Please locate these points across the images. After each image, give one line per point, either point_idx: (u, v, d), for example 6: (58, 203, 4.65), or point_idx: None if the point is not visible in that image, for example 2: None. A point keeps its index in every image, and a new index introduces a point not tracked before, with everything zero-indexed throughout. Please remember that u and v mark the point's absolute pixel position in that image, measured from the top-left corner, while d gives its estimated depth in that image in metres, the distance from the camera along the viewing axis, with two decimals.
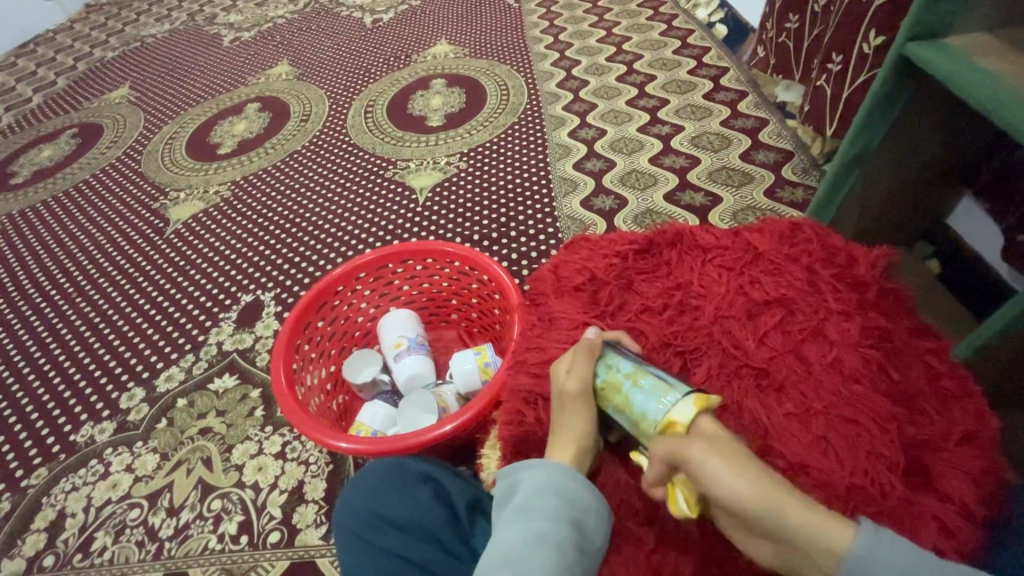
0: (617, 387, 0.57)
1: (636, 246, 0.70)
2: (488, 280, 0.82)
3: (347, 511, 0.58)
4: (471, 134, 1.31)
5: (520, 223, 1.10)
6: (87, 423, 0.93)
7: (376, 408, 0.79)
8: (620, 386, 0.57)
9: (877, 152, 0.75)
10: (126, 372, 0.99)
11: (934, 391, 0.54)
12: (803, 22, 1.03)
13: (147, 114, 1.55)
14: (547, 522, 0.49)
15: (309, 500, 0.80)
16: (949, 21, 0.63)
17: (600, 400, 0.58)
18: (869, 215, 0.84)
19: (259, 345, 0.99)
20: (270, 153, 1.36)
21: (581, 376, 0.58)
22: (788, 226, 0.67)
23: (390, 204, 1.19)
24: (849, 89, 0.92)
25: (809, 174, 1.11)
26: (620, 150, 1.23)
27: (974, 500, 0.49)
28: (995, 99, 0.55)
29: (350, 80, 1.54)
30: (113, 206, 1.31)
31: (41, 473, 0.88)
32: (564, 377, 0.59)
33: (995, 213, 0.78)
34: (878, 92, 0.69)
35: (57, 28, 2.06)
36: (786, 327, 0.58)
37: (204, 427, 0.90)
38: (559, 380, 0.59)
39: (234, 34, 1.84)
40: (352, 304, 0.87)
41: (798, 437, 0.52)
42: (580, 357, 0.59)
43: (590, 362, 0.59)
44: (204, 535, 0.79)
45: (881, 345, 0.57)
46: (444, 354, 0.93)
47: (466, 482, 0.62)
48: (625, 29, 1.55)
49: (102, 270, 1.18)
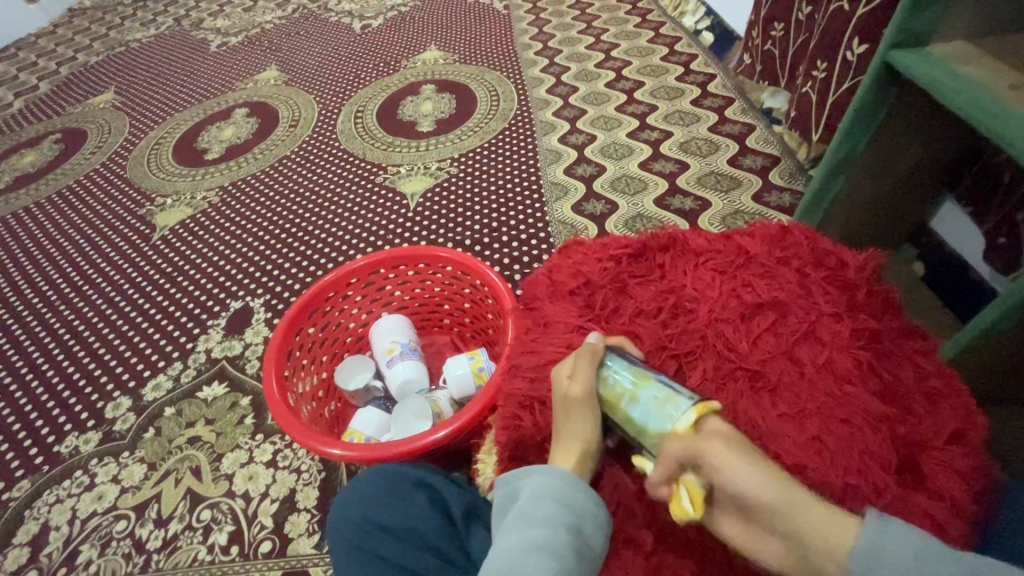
0: (619, 398, 0.56)
1: (629, 250, 0.70)
2: (481, 285, 0.82)
3: (342, 519, 0.57)
4: (461, 139, 1.31)
5: (511, 228, 1.10)
6: (72, 434, 0.91)
7: (369, 414, 0.78)
8: (623, 397, 0.56)
9: (863, 157, 0.76)
10: (112, 381, 0.97)
11: (923, 390, 0.55)
12: (789, 30, 1.05)
13: (133, 119, 1.54)
14: (546, 527, 0.49)
15: (301, 509, 0.79)
16: (931, 29, 0.64)
17: (606, 408, 0.57)
18: (856, 219, 0.85)
19: (249, 351, 0.98)
20: (258, 159, 1.35)
21: (583, 380, 0.57)
22: (779, 229, 0.68)
23: (381, 209, 1.18)
24: (834, 94, 0.93)
25: (796, 179, 1.13)
26: (610, 155, 1.23)
27: (964, 497, 0.49)
28: (977, 105, 0.56)
29: (339, 86, 1.53)
30: (97, 213, 1.29)
31: (24, 485, 0.86)
32: (567, 381, 0.58)
33: (976, 216, 0.79)
34: (863, 97, 0.70)
35: (40, 33, 2.03)
36: (779, 329, 0.59)
37: (192, 436, 0.89)
38: (561, 386, 0.59)
39: (221, 39, 1.83)
40: (343, 310, 0.87)
41: (793, 438, 0.52)
42: (582, 362, 0.58)
43: (594, 363, 0.58)
44: (193, 545, 0.78)
45: (870, 347, 0.57)
46: (437, 359, 0.93)
47: (463, 489, 0.61)
48: (613, 36, 1.57)
49: (87, 276, 1.16)
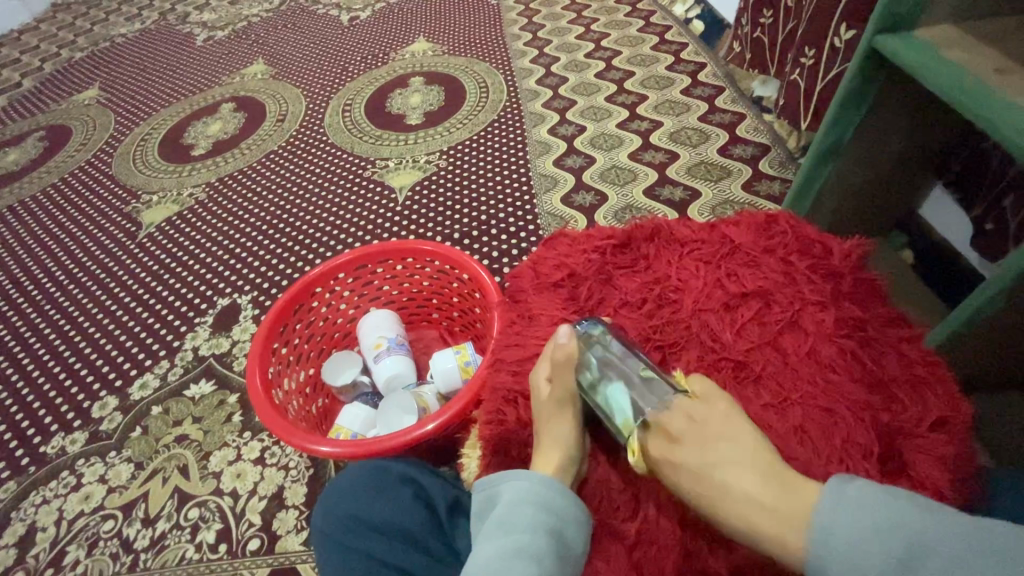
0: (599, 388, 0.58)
1: (614, 241, 0.69)
2: (469, 279, 0.81)
3: (327, 515, 0.57)
4: (450, 133, 1.30)
5: (500, 221, 1.10)
6: (58, 435, 0.91)
7: (356, 410, 0.78)
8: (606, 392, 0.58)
9: (849, 145, 0.75)
10: (99, 380, 0.96)
11: (908, 378, 0.55)
12: (777, 16, 1.03)
13: (118, 115, 1.52)
14: (525, 533, 0.49)
15: (290, 506, 0.78)
16: (917, 14, 0.63)
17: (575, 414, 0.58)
18: (844, 207, 0.85)
19: (237, 349, 0.97)
20: (245, 154, 1.34)
21: (561, 386, 0.58)
22: (764, 218, 0.67)
23: (369, 203, 1.17)
24: (822, 82, 0.93)
25: (786, 167, 1.12)
26: (599, 146, 1.22)
27: (947, 484, 0.49)
28: (963, 92, 0.55)
29: (327, 79, 1.52)
30: (82, 210, 1.27)
31: (10, 486, 0.86)
32: (546, 386, 0.59)
33: (965, 202, 0.79)
34: (849, 86, 0.70)
35: (23, 29, 2.01)
36: (764, 319, 0.58)
37: (180, 435, 0.88)
38: (541, 392, 0.59)
39: (207, 33, 1.81)
40: (330, 305, 0.86)
41: (776, 428, 0.52)
42: (561, 367, 0.59)
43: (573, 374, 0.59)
44: (181, 544, 0.77)
45: (855, 335, 0.57)
46: (425, 354, 0.92)
47: (447, 483, 0.61)
48: (603, 26, 1.55)
49: (73, 276, 1.15)
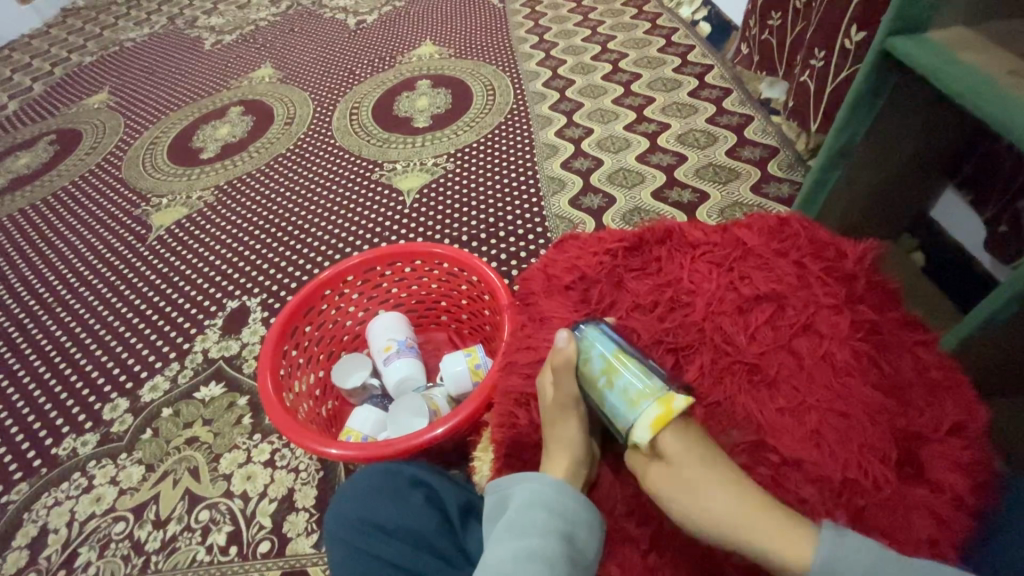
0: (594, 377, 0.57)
1: (625, 244, 0.69)
2: (478, 282, 0.81)
3: (340, 519, 0.56)
4: (457, 135, 1.30)
5: (508, 224, 1.10)
6: (69, 437, 0.91)
7: (366, 413, 0.78)
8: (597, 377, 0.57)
9: (860, 147, 0.75)
10: (110, 383, 0.97)
11: (923, 382, 0.55)
12: (785, 18, 1.03)
13: (127, 118, 1.53)
14: (536, 537, 0.49)
15: (300, 509, 0.79)
16: (930, 15, 0.62)
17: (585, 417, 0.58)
18: (855, 210, 0.84)
19: (246, 351, 0.97)
20: (253, 157, 1.34)
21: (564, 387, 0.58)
22: (777, 221, 0.67)
23: (377, 206, 1.18)
24: (833, 83, 0.92)
25: (795, 169, 1.12)
26: (607, 149, 1.22)
27: (964, 489, 0.49)
28: (977, 93, 0.55)
29: (334, 82, 1.52)
30: (92, 213, 1.28)
31: (22, 488, 0.86)
32: (551, 386, 0.59)
33: (977, 204, 0.79)
34: (861, 88, 0.69)
35: (34, 34, 2.03)
36: (777, 322, 0.58)
37: (190, 437, 0.88)
38: (547, 393, 0.59)
39: (216, 37, 1.82)
40: (340, 308, 0.86)
41: (792, 432, 0.52)
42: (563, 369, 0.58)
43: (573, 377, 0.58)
44: (192, 546, 0.77)
45: (870, 338, 0.56)
46: (434, 357, 0.92)
47: (460, 486, 0.61)
48: (609, 28, 1.55)
49: (83, 278, 1.15)
